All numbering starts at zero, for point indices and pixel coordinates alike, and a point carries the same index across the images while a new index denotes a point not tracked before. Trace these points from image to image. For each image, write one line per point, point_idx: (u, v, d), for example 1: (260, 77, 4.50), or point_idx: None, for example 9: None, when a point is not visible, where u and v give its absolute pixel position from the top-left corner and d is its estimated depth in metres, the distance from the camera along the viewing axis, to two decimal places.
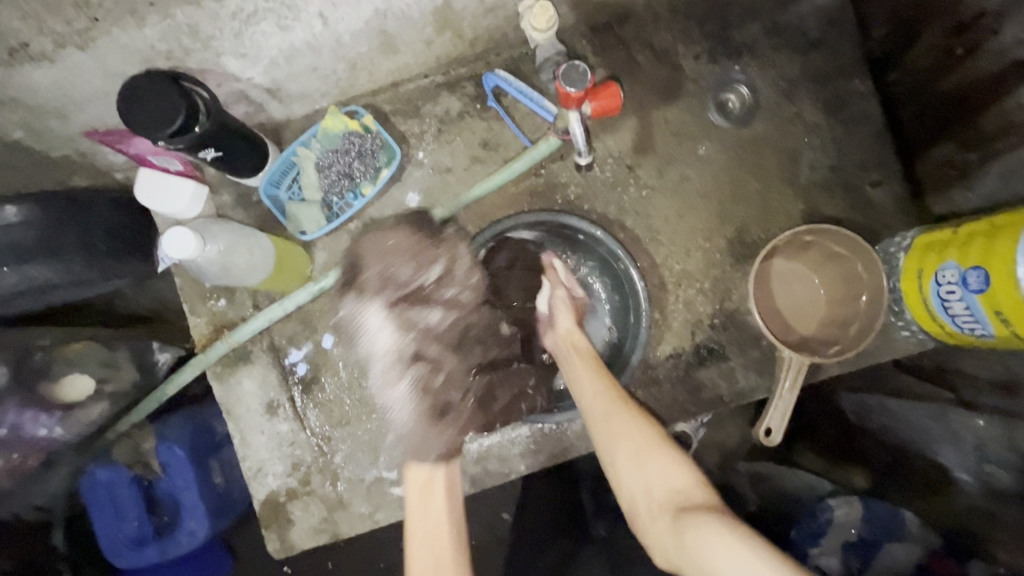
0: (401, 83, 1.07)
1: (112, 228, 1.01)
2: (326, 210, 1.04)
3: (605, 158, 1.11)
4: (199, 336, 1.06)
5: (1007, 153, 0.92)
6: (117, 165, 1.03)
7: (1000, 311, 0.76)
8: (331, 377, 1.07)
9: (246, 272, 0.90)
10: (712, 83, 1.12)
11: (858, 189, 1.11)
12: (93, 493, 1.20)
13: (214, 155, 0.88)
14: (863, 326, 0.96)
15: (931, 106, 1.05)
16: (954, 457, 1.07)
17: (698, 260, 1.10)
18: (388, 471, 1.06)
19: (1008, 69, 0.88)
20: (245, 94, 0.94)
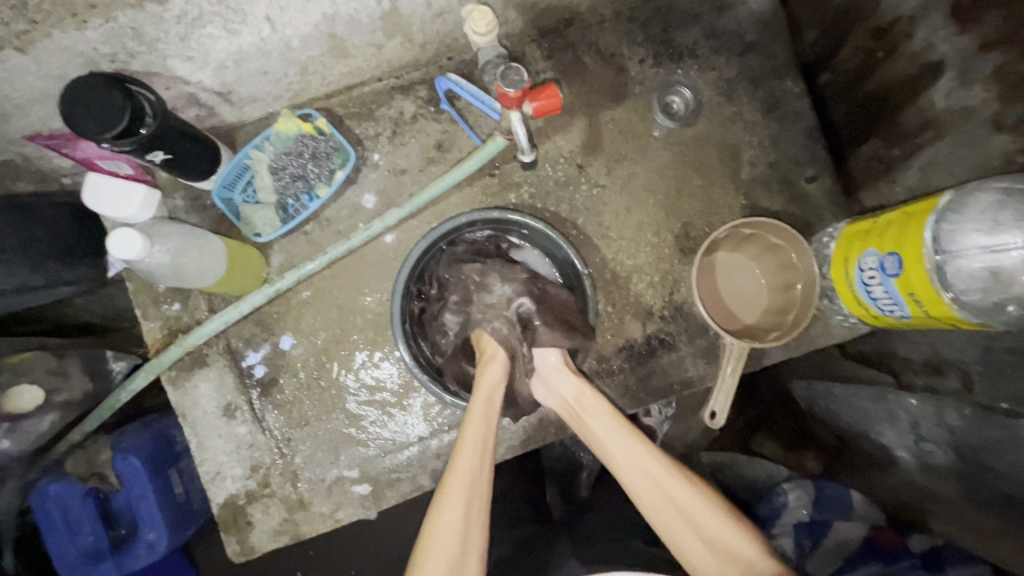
0: (355, 86, 1.09)
1: (59, 233, 1.00)
2: (281, 212, 1.05)
3: (556, 158, 1.15)
4: (152, 340, 1.05)
5: (925, 149, 0.99)
6: (64, 169, 1.02)
7: (914, 293, 0.83)
8: (289, 378, 1.07)
9: (197, 276, 0.91)
10: (656, 86, 1.18)
11: (795, 184, 1.18)
12: (43, 507, 1.16)
13: (163, 158, 0.88)
14: (799, 313, 1.02)
15: (857, 106, 1.13)
16: (892, 437, 1.14)
17: (648, 254, 1.15)
18: (349, 470, 1.07)
19: (921, 72, 0.96)
20: (196, 97, 0.95)
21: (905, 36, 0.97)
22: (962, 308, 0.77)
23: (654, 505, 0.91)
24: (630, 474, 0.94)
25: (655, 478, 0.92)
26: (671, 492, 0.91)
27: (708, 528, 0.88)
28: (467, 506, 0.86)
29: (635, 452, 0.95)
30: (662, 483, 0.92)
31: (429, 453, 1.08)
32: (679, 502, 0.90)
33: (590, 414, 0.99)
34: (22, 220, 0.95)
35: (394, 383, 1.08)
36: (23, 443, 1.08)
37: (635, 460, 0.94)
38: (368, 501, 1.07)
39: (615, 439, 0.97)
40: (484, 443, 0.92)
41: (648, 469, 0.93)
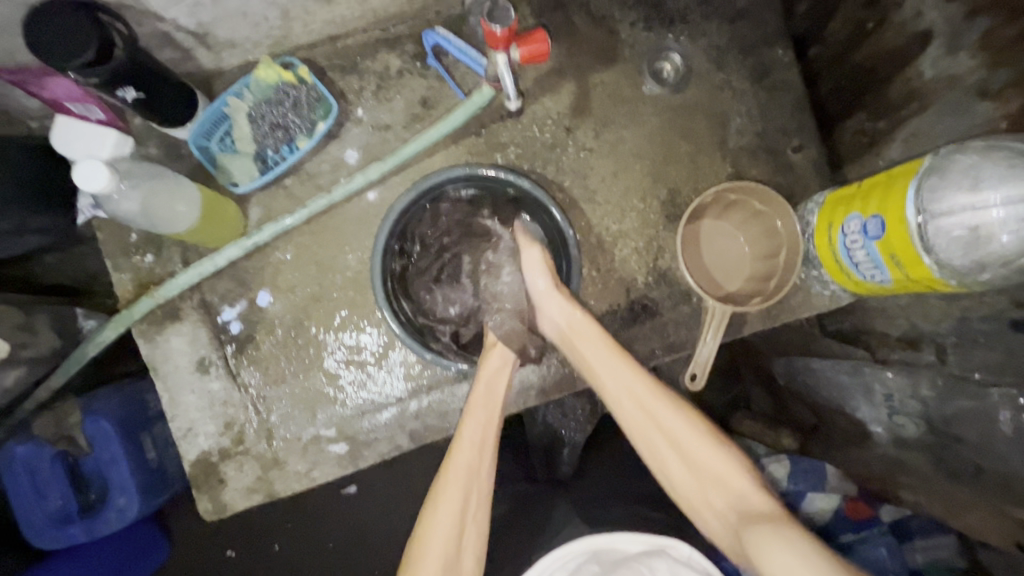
0: (340, 37, 1.06)
1: (22, 176, 0.96)
2: (260, 163, 1.02)
3: (544, 119, 1.13)
4: (123, 293, 1.02)
5: (910, 119, 1.00)
6: (31, 111, 0.98)
7: (895, 255, 0.84)
8: (266, 335, 1.05)
9: (169, 222, 0.88)
10: (647, 50, 1.16)
11: (780, 154, 1.18)
12: (11, 471, 1.13)
13: (135, 96, 0.85)
14: (781, 279, 1.03)
15: (845, 77, 1.13)
16: (868, 412, 1.15)
17: (633, 220, 1.14)
18: (326, 429, 1.05)
19: (910, 40, 0.95)
20: (171, 37, 0.91)
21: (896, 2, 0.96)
22: (943, 268, 0.78)
23: (643, 435, 0.88)
24: (622, 402, 0.90)
25: (636, 400, 0.89)
26: (656, 420, 0.87)
27: (696, 459, 0.83)
28: (464, 498, 0.85)
29: (626, 382, 0.90)
30: (646, 411, 0.87)
31: (408, 414, 1.06)
32: (667, 432, 0.86)
33: (579, 335, 0.94)
34: None
35: (373, 342, 1.07)
36: None
37: (620, 394, 0.90)
38: (345, 461, 1.05)
39: (605, 367, 0.92)
40: (485, 435, 0.91)
41: (638, 398, 0.89)
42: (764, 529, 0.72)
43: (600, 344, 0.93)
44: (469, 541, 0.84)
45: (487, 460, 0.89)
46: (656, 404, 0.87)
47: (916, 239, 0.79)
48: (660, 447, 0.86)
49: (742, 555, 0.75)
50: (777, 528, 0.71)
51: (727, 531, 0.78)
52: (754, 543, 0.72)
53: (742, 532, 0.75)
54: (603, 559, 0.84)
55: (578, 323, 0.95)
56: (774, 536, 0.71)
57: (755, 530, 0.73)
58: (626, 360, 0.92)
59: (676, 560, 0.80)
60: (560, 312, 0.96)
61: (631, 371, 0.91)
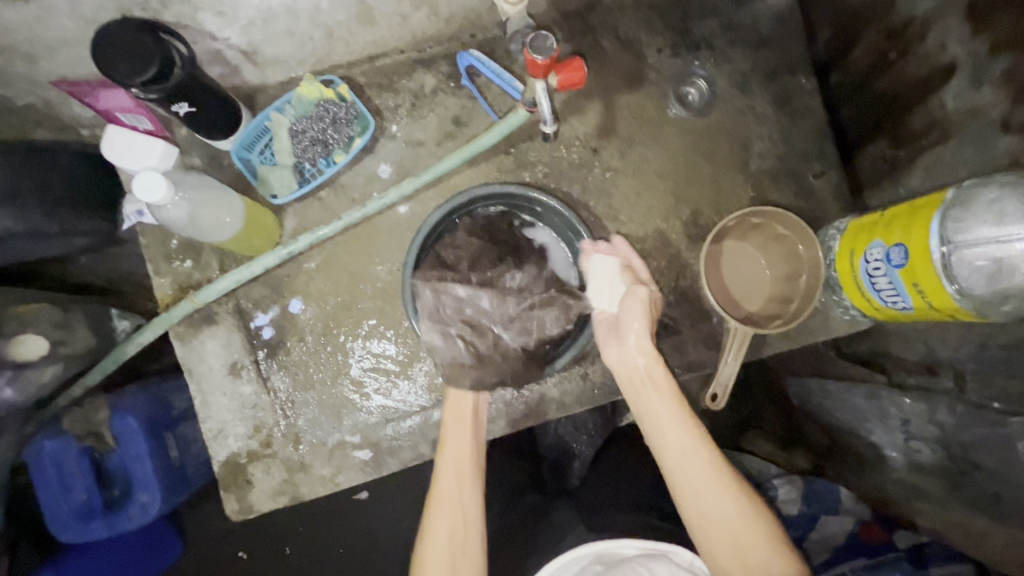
0: (378, 56, 1.10)
1: (73, 181, 1.01)
2: (298, 175, 1.06)
3: (571, 139, 1.16)
4: (162, 296, 1.06)
5: (932, 149, 1.02)
6: (84, 120, 1.03)
7: (918, 284, 0.85)
8: (296, 341, 1.08)
9: (214, 229, 0.92)
10: (673, 75, 1.20)
11: (802, 179, 1.21)
12: (39, 465, 1.16)
13: (188, 110, 0.89)
14: (802, 303, 1.05)
15: (868, 105, 1.15)
16: (884, 436, 1.16)
17: (656, 240, 1.17)
18: (351, 435, 1.08)
19: (933, 72, 0.98)
20: (221, 55, 0.95)
21: (920, 36, 0.99)
22: (965, 299, 0.80)
23: (697, 501, 0.89)
24: (682, 465, 0.91)
25: (694, 467, 0.91)
26: (711, 492, 0.89)
27: (744, 540, 0.85)
28: (454, 543, 0.93)
29: (692, 448, 0.92)
30: (705, 483, 0.90)
31: (431, 423, 1.09)
32: (720, 509, 0.88)
33: (654, 386, 0.98)
34: (37, 165, 0.96)
35: (399, 352, 1.09)
36: (25, 395, 1.04)
37: (682, 462, 0.92)
38: (368, 467, 1.08)
39: (672, 428, 0.94)
40: (461, 483, 0.97)
41: (701, 466, 0.91)
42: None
43: (669, 402, 0.96)
44: None
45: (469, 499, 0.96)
46: (718, 480, 0.90)
47: (940, 268, 0.81)
48: (713, 522, 0.87)
49: None
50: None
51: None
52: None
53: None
54: (605, 561, 0.87)
55: (654, 375, 0.98)
56: None
57: None
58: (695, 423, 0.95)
59: (678, 565, 0.85)
60: (640, 358, 0.99)
61: (695, 436, 0.93)
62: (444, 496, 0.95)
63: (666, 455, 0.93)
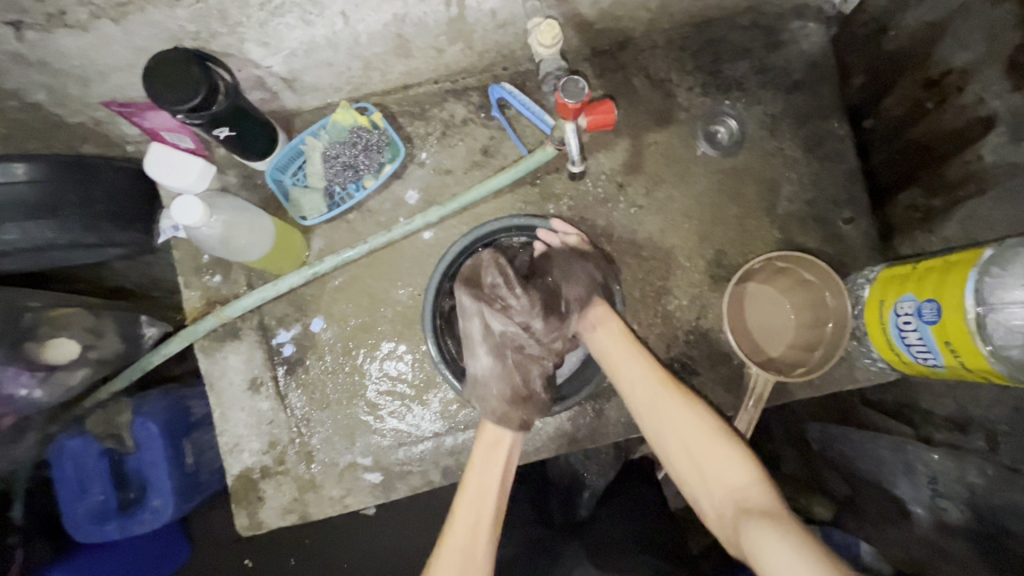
0: (411, 86, 1.13)
1: (115, 195, 1.05)
2: (328, 198, 1.09)
3: (597, 173, 1.17)
4: (190, 308, 1.09)
5: (968, 201, 0.99)
6: (129, 137, 1.08)
7: (949, 341, 0.83)
8: (316, 360, 1.10)
9: (244, 250, 0.94)
10: (702, 114, 1.20)
11: (830, 224, 1.19)
12: (59, 463, 1.18)
13: (227, 134, 0.93)
14: (827, 352, 1.02)
15: (901, 153, 1.13)
16: (910, 492, 1.12)
17: (678, 278, 1.16)
18: (362, 457, 1.08)
19: (970, 125, 0.96)
20: (263, 81, 0.99)
21: (957, 87, 0.97)
22: (999, 361, 0.77)
23: (650, 416, 0.97)
24: (633, 388, 0.98)
25: (642, 386, 0.98)
26: (659, 400, 0.96)
27: (703, 453, 0.91)
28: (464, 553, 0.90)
29: (641, 378, 0.98)
30: (643, 383, 0.98)
31: (442, 450, 1.09)
32: (676, 426, 0.94)
33: (607, 332, 1.02)
34: (82, 179, 1.00)
35: (414, 376, 1.10)
36: (54, 395, 1.10)
37: (637, 383, 0.98)
38: (378, 491, 1.08)
39: (625, 360, 1.00)
40: (484, 505, 0.94)
41: (651, 390, 0.97)
42: (761, 522, 0.80)
43: (619, 344, 1.01)
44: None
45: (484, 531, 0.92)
46: (665, 400, 0.96)
47: (973, 327, 0.78)
48: (667, 436, 0.95)
49: (740, 547, 0.83)
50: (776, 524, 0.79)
51: (725, 519, 0.86)
52: (753, 536, 0.80)
53: (740, 523, 0.83)
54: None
55: (603, 332, 1.02)
56: (771, 530, 0.78)
57: (754, 522, 0.81)
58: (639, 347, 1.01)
59: None
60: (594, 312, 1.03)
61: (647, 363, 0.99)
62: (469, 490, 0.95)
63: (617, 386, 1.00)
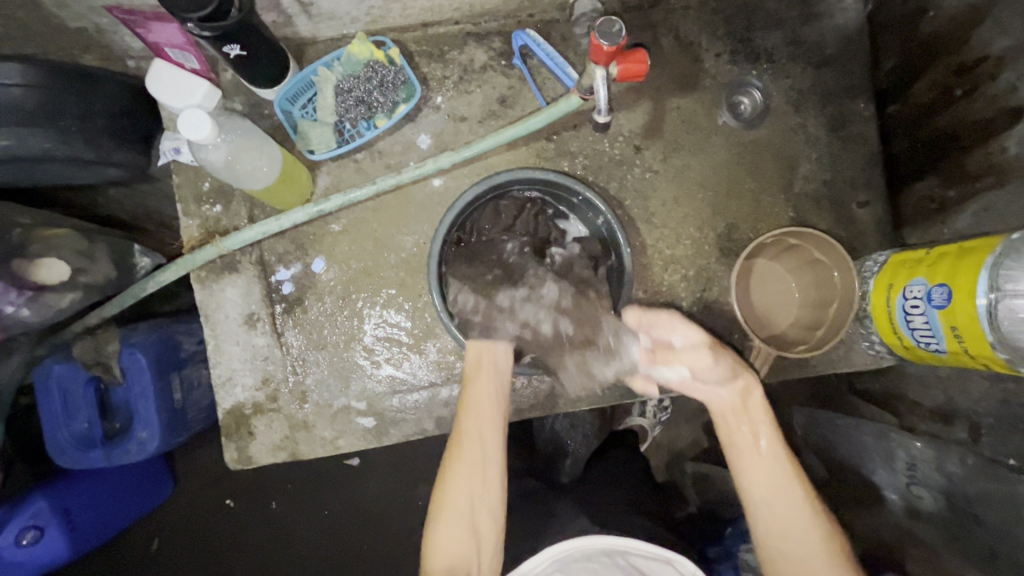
0: (432, 24, 1.09)
1: (115, 112, 1.01)
2: (337, 134, 1.05)
3: (616, 135, 1.14)
4: (188, 238, 1.06)
5: (985, 193, 0.98)
6: (132, 51, 1.03)
7: (956, 327, 0.83)
8: (315, 300, 1.07)
9: (251, 177, 0.91)
10: (727, 83, 1.17)
11: (844, 207, 1.19)
12: (45, 389, 1.17)
13: (238, 53, 0.88)
14: (827, 332, 1.03)
15: (924, 139, 1.11)
16: (886, 476, 1.14)
17: (687, 248, 1.15)
18: (356, 402, 1.07)
19: (998, 115, 0.94)
20: (278, 2, 0.93)
21: (990, 75, 0.95)
22: (1004, 349, 0.78)
23: (779, 533, 0.87)
24: (768, 495, 0.89)
25: (775, 487, 0.89)
26: (787, 504, 0.88)
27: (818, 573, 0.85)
28: (473, 483, 0.93)
29: (779, 477, 0.90)
30: (778, 483, 0.89)
31: (437, 401, 1.08)
32: (802, 545, 0.86)
33: (748, 414, 0.94)
34: (81, 92, 0.96)
35: (414, 325, 1.09)
36: (41, 316, 1.07)
37: (775, 482, 0.90)
38: (370, 435, 1.08)
39: (766, 461, 0.91)
40: (483, 437, 0.96)
41: (788, 497, 0.88)
42: None
43: (762, 432, 0.92)
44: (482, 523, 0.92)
45: (490, 453, 0.96)
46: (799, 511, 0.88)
47: (983, 314, 0.79)
48: (790, 550, 0.87)
49: None
50: None
51: None
52: None
53: None
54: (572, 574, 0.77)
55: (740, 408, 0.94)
56: None
57: None
58: (779, 442, 0.92)
59: None
60: (726, 387, 0.95)
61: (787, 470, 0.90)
62: (460, 468, 0.94)
63: (745, 489, 0.91)
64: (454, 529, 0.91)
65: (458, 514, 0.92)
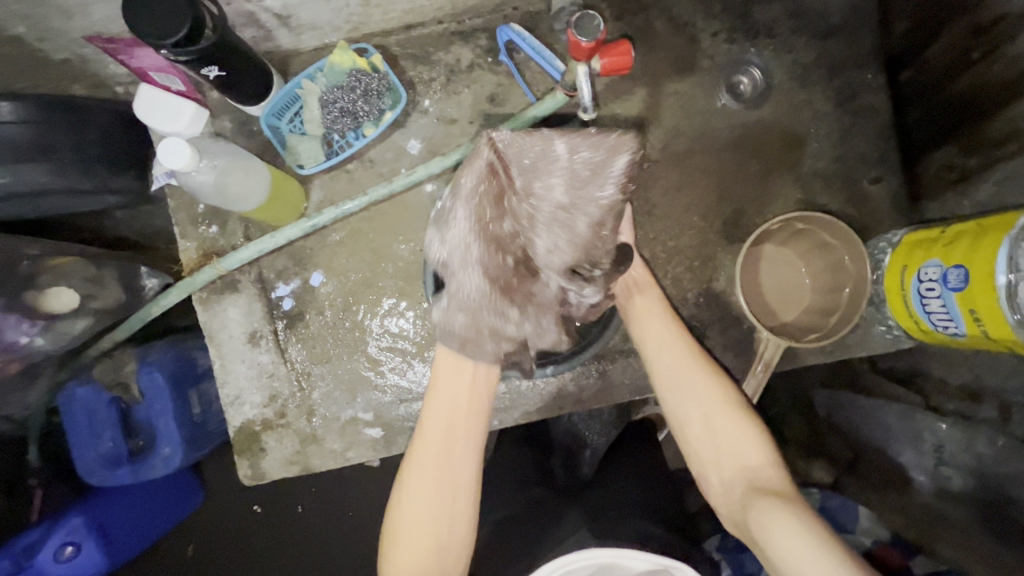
0: (415, 26, 1.07)
1: (107, 140, 1.01)
2: (326, 146, 1.04)
3: (610, 126, 1.11)
4: (187, 260, 1.06)
5: (1007, 162, 0.92)
6: (119, 77, 1.03)
7: (975, 310, 0.79)
8: (316, 315, 1.08)
9: (240, 199, 0.91)
10: (725, 62, 1.12)
11: (855, 184, 1.14)
12: (70, 409, 1.18)
13: (217, 74, 0.87)
14: (842, 319, 0.99)
15: (939, 107, 1.05)
16: (913, 458, 1.10)
17: (691, 238, 1.11)
18: (364, 413, 1.08)
19: (1018, 76, 0.88)
20: (256, 17, 0.92)
21: (1009, 34, 0.88)
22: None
23: (674, 390, 0.96)
24: (661, 356, 0.98)
25: (666, 349, 0.98)
26: (682, 363, 0.97)
27: (716, 425, 0.93)
28: (433, 491, 0.93)
29: (669, 338, 0.98)
30: (672, 345, 0.98)
31: None
32: (698, 399, 0.95)
33: (640, 289, 1.02)
34: (73, 123, 0.96)
35: (417, 333, 1.08)
36: (56, 343, 1.10)
37: (666, 342, 0.98)
38: (379, 445, 1.08)
39: (658, 326, 0.99)
40: (446, 439, 0.95)
41: (680, 358, 0.97)
42: (777, 502, 0.81)
43: (649, 300, 1.01)
44: (446, 539, 0.91)
45: (453, 460, 0.94)
46: (692, 369, 0.96)
47: (1002, 294, 0.74)
48: (687, 404, 0.95)
49: (746, 520, 0.85)
50: (794, 509, 0.79)
51: (734, 496, 0.88)
52: (766, 512, 0.82)
53: (754, 500, 0.84)
54: None
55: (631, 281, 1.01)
56: (783, 509, 0.80)
57: (768, 499, 0.83)
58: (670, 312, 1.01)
59: None
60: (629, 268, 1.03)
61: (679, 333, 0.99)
62: (416, 468, 0.94)
63: (643, 351, 1.00)
64: (416, 542, 0.90)
65: (415, 522, 0.91)
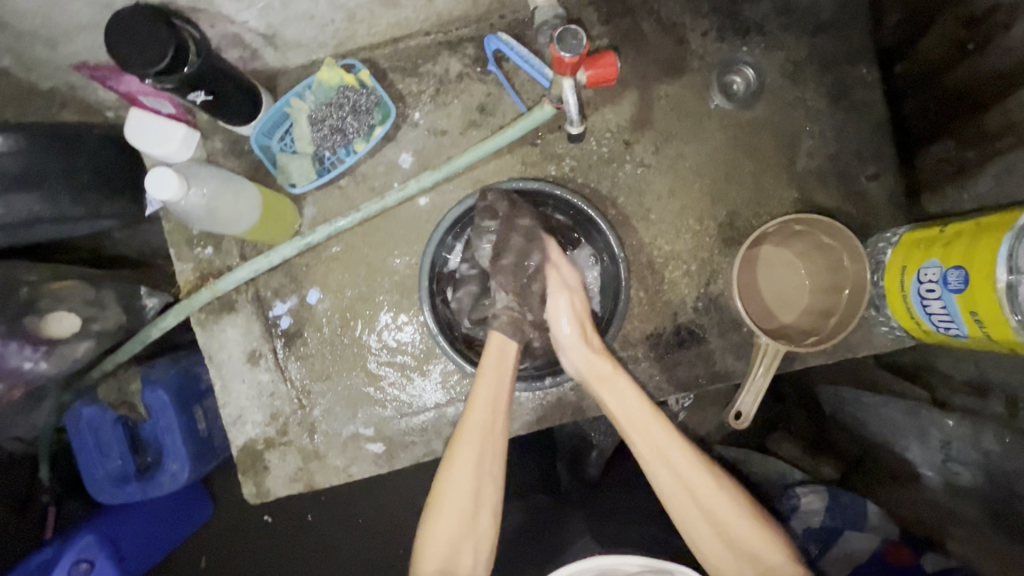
0: (402, 39, 1.06)
1: (100, 165, 1.01)
2: (317, 164, 1.04)
3: (602, 131, 1.10)
4: (184, 282, 1.07)
5: (1005, 154, 0.90)
6: (109, 102, 1.03)
7: (975, 311, 0.77)
8: (313, 332, 1.08)
9: (232, 222, 0.91)
10: (717, 62, 1.11)
11: (854, 181, 1.12)
12: (76, 431, 1.18)
13: (204, 98, 0.87)
14: (842, 319, 0.98)
15: (934, 100, 1.03)
16: (920, 454, 1.08)
17: (688, 242, 1.10)
18: (365, 428, 1.08)
19: (1012, 68, 0.86)
20: (240, 38, 0.92)
21: (1002, 25, 0.87)
22: None
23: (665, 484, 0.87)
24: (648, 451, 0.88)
25: (648, 439, 0.89)
26: (666, 451, 0.88)
27: (716, 514, 0.84)
28: (479, 461, 0.89)
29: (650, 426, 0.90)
30: (650, 431, 0.89)
31: (445, 420, 1.08)
32: (692, 486, 0.86)
33: (603, 381, 0.93)
34: (65, 150, 0.97)
35: (415, 347, 1.08)
36: (60, 366, 1.11)
37: (647, 431, 0.89)
38: (381, 460, 1.08)
39: (635, 413, 0.91)
40: (494, 414, 0.91)
41: (662, 446, 0.88)
42: None
43: (620, 384, 0.93)
44: (483, 507, 0.88)
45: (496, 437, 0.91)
46: (679, 456, 0.87)
47: (1002, 297, 0.73)
48: (680, 495, 0.86)
49: None
50: None
51: None
52: None
53: None
54: None
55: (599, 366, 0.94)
56: None
57: None
58: (645, 400, 0.92)
59: None
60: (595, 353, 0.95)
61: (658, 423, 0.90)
62: (469, 438, 0.89)
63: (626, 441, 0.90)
64: (452, 511, 0.86)
65: (459, 492, 0.87)
